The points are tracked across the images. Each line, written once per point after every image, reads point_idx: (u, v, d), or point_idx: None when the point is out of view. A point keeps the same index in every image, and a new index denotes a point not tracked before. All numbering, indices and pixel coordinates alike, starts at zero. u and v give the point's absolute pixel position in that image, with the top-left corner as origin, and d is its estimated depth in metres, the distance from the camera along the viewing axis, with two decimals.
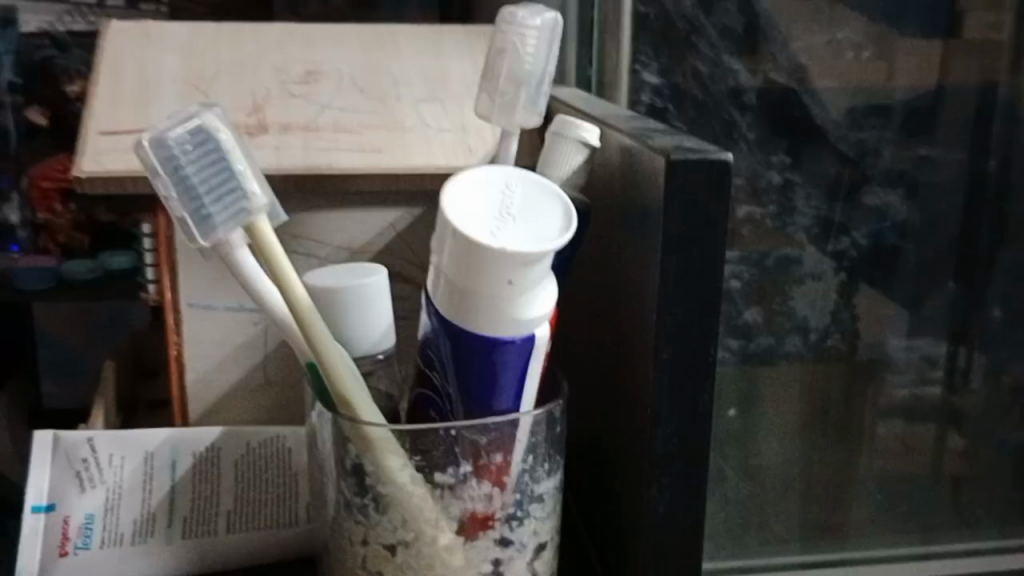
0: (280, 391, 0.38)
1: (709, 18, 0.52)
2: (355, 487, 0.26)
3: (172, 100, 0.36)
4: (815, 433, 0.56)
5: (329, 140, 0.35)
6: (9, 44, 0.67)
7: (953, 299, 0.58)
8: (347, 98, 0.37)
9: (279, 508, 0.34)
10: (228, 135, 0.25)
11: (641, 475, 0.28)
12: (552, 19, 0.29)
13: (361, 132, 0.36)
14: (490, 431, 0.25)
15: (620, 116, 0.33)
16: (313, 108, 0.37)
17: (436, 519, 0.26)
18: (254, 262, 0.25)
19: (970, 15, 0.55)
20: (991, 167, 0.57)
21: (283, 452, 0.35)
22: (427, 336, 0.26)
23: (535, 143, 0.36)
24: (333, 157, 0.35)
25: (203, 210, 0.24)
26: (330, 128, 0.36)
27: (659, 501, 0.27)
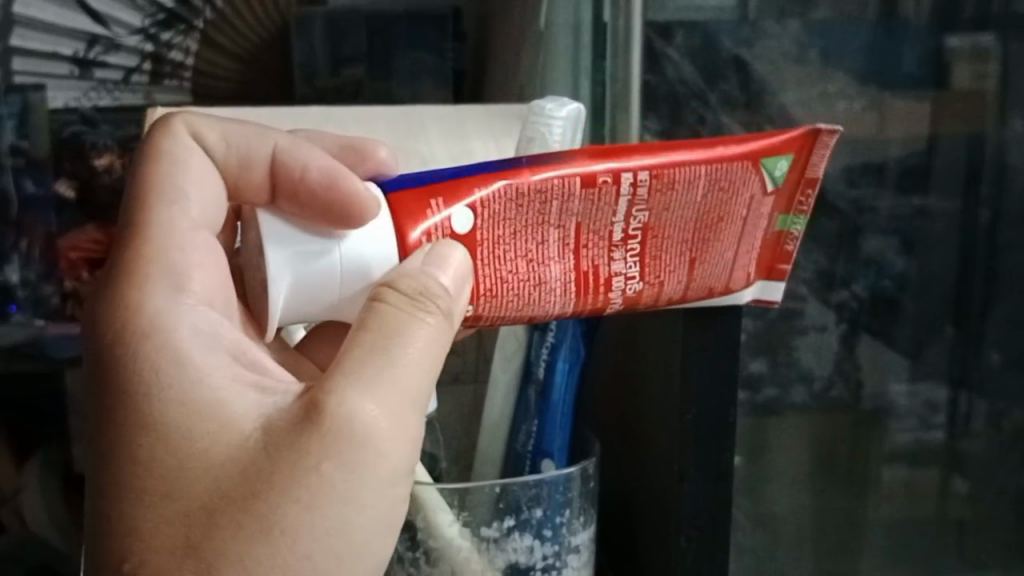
0: (283, 442, 0.33)
1: (711, 88, 0.54)
2: (408, 543, 0.40)
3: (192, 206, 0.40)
4: (825, 480, 0.58)
5: (307, 296, 0.36)
6: (14, 108, 0.65)
7: (951, 347, 0.60)
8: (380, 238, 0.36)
9: (255, 541, 0.31)
10: (291, 263, 0.35)
11: (670, 511, 0.41)
12: (574, 110, 0.40)
13: (341, 295, 0.36)
14: (531, 488, 0.40)
15: (667, 219, 0.38)
16: (321, 264, 0.36)
17: (484, 563, 0.40)
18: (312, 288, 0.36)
19: (958, 68, 0.57)
20: (983, 217, 0.59)
21: (283, 491, 0.32)
22: (522, 409, 0.43)
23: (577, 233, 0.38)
24: (311, 301, 0.36)
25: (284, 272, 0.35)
26: (316, 288, 0.36)
27: (686, 527, 0.40)
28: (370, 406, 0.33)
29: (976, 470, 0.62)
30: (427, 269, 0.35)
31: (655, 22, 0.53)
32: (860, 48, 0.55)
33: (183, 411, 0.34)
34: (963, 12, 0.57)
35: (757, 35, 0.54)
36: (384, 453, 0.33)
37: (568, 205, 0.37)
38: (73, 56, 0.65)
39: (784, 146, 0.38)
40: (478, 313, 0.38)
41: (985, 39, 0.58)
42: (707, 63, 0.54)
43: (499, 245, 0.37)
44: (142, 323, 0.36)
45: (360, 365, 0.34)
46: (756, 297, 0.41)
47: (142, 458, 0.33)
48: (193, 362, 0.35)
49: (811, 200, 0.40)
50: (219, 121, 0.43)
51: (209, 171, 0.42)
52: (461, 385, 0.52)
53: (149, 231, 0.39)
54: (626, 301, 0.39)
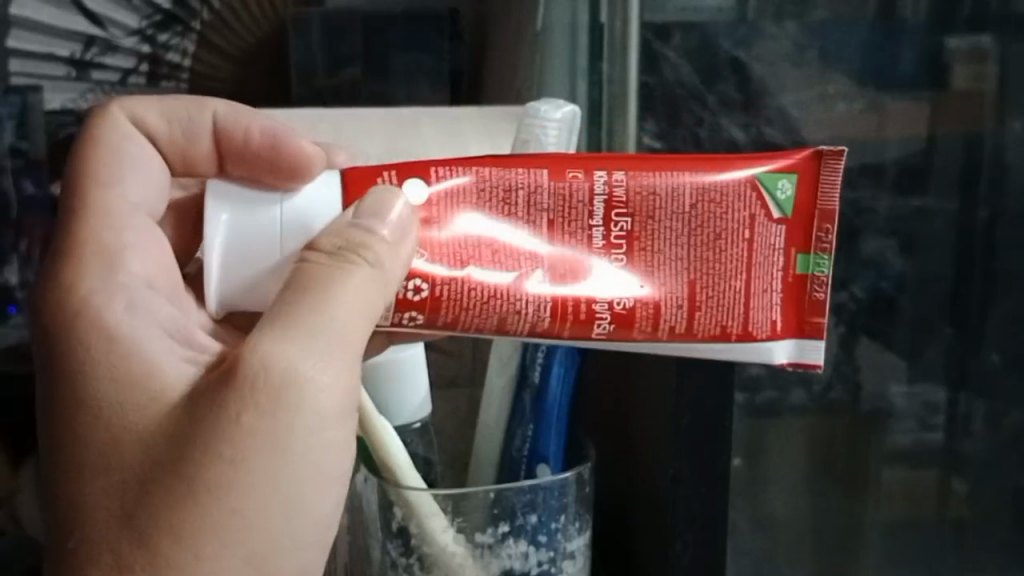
0: (209, 402, 0.35)
1: (709, 89, 0.54)
2: (401, 548, 0.40)
3: (136, 188, 0.44)
4: (824, 481, 0.59)
5: (248, 258, 0.38)
6: (14, 109, 0.65)
7: (949, 347, 0.60)
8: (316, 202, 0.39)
9: (182, 498, 0.34)
10: (237, 223, 0.39)
11: (667, 505, 0.41)
12: (570, 113, 0.40)
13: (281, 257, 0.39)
14: (526, 493, 0.40)
15: (650, 227, 0.40)
16: (261, 225, 0.38)
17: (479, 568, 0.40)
18: (258, 247, 0.38)
19: (955, 68, 0.57)
20: (981, 218, 0.59)
21: (209, 446, 0.34)
22: (516, 413, 0.43)
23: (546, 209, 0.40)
24: (254, 265, 0.39)
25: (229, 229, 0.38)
26: (256, 250, 0.38)
27: (681, 520, 0.40)
28: (289, 352, 0.35)
29: (975, 471, 0.62)
30: (356, 219, 0.37)
31: (653, 23, 0.54)
32: (858, 49, 0.55)
33: (113, 384, 0.37)
34: (961, 12, 0.56)
35: (755, 36, 0.54)
36: (308, 397, 0.36)
37: (536, 198, 0.40)
38: (69, 58, 0.65)
39: (786, 168, 0.41)
40: (435, 295, 0.39)
41: (984, 39, 0.57)
42: (705, 64, 0.54)
43: (461, 231, 0.39)
44: (79, 306, 0.39)
45: (292, 319, 0.36)
46: (790, 357, 0.42)
47: (81, 428, 0.37)
48: (125, 339, 0.39)
49: (831, 237, 0.41)
50: (156, 99, 0.47)
51: (147, 151, 0.46)
52: (457, 389, 0.52)
53: (89, 211, 0.42)
54: (617, 319, 0.40)
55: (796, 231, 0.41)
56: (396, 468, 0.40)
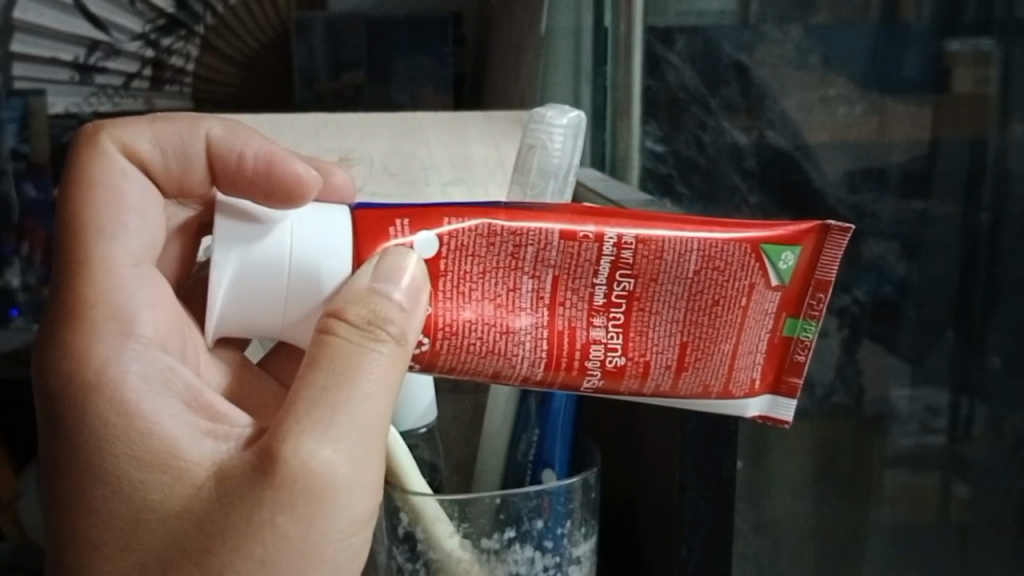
0: (244, 498, 0.29)
1: (712, 93, 0.58)
2: (407, 554, 0.39)
3: (137, 220, 0.35)
4: (826, 486, 0.60)
5: (251, 308, 0.32)
6: (16, 113, 0.68)
7: (952, 353, 0.59)
8: (330, 244, 0.32)
9: None
10: (240, 269, 0.31)
11: (674, 513, 0.40)
12: (575, 118, 0.40)
13: (287, 307, 0.32)
14: (533, 498, 0.39)
15: (669, 289, 0.32)
16: (272, 276, 0.31)
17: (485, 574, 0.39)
18: (264, 299, 0.32)
19: (958, 70, 0.55)
20: (984, 220, 0.57)
21: (250, 548, 0.29)
22: (521, 420, 0.42)
23: (576, 263, 0.32)
24: (257, 316, 0.32)
25: (228, 279, 0.31)
26: (261, 302, 0.32)
27: (687, 524, 0.40)
28: (327, 450, 0.29)
29: (983, 476, 0.61)
30: (377, 288, 0.30)
31: (656, 27, 0.60)
32: (862, 52, 0.55)
33: (137, 467, 0.30)
34: (964, 15, 0.55)
35: (757, 40, 0.56)
36: (346, 502, 0.30)
37: (544, 254, 0.32)
38: (72, 62, 0.71)
39: (791, 237, 0.33)
40: (435, 351, 0.33)
41: (985, 42, 0.55)
42: (707, 68, 0.58)
43: (466, 281, 0.32)
44: (87, 370, 0.31)
45: (300, 408, 0.30)
46: (762, 414, 0.34)
47: (94, 509, 0.30)
48: (144, 409, 0.30)
49: (824, 304, 0.33)
50: (147, 123, 0.36)
51: (148, 191, 0.36)
52: (460, 393, 0.51)
53: (88, 273, 0.33)
54: (607, 375, 0.33)
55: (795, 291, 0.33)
56: (404, 473, 0.39)
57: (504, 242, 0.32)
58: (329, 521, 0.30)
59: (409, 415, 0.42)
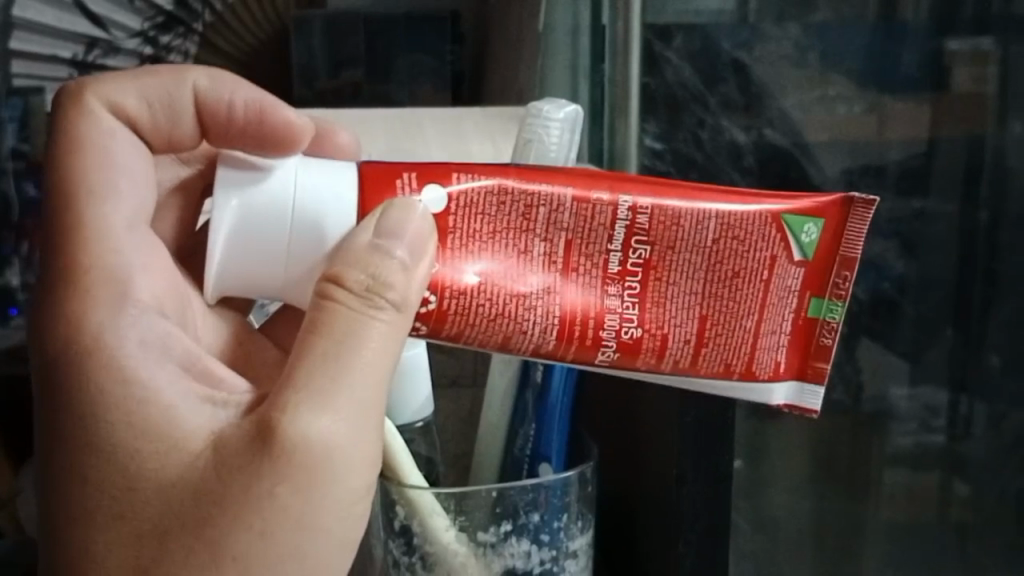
0: (238, 465, 0.31)
1: (710, 90, 0.55)
2: (403, 547, 0.39)
3: (132, 182, 0.38)
4: (825, 485, 0.58)
5: (249, 255, 0.34)
6: None
7: (951, 350, 0.60)
8: (330, 192, 0.34)
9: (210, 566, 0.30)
10: (238, 213, 0.34)
11: (672, 507, 0.40)
12: (572, 113, 0.40)
13: (285, 252, 0.34)
14: (529, 492, 0.39)
15: (683, 262, 0.36)
16: (271, 219, 0.34)
17: (480, 568, 0.39)
18: (261, 244, 0.34)
19: (959, 71, 0.57)
20: (981, 218, 0.59)
21: (244, 513, 0.31)
22: (516, 413, 0.42)
23: (586, 222, 0.36)
24: (255, 264, 0.34)
25: (225, 222, 0.34)
26: (257, 245, 0.34)
27: (685, 518, 0.40)
28: (329, 419, 0.31)
29: (977, 472, 0.62)
30: (378, 244, 0.33)
31: (655, 24, 0.55)
32: (858, 51, 0.55)
33: (132, 437, 0.32)
34: (964, 13, 0.56)
35: (757, 38, 0.54)
36: (343, 472, 0.32)
37: (556, 216, 0.35)
38: (71, 60, 0.64)
39: (812, 211, 0.37)
40: (442, 310, 0.35)
41: (985, 41, 0.57)
42: (706, 65, 0.55)
43: (474, 240, 0.35)
44: (87, 338, 0.33)
45: (308, 370, 0.32)
46: (788, 400, 0.38)
47: (88, 475, 0.32)
48: (143, 376, 0.33)
49: (848, 283, 0.37)
50: (128, 78, 0.39)
51: (136, 146, 0.39)
52: (459, 389, 0.51)
53: (84, 235, 0.35)
54: (622, 348, 0.36)
55: (811, 271, 0.37)
56: (397, 465, 0.39)
57: (507, 200, 0.35)
58: (325, 492, 0.32)
59: (406, 408, 0.42)
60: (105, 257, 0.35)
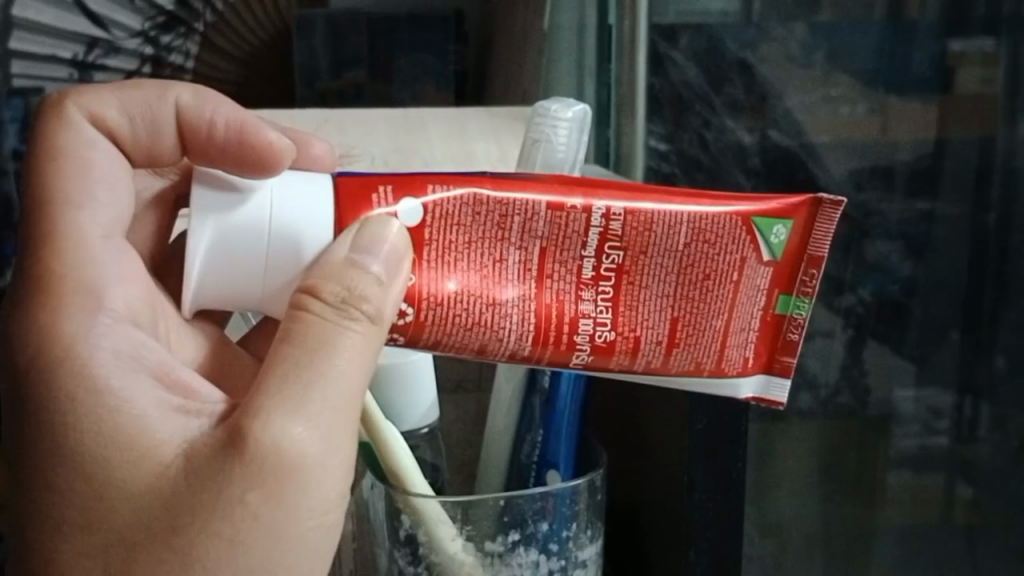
0: (213, 473, 0.28)
1: (717, 91, 0.54)
2: (409, 557, 0.39)
3: (105, 189, 0.35)
4: (831, 487, 0.58)
5: (225, 277, 0.31)
6: None
7: (959, 353, 0.59)
8: (313, 210, 0.31)
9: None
10: (216, 235, 0.30)
11: (681, 520, 0.40)
12: (581, 112, 0.39)
13: (266, 273, 0.31)
14: (537, 501, 0.38)
15: (658, 265, 0.33)
16: (251, 243, 0.31)
17: None
18: (238, 267, 0.31)
19: (960, 73, 0.56)
20: (991, 221, 0.57)
21: (218, 520, 0.28)
22: (522, 420, 0.42)
23: (560, 229, 0.32)
24: (233, 286, 0.31)
25: (201, 245, 0.30)
26: (236, 267, 0.31)
27: (694, 531, 0.39)
28: (297, 429, 0.29)
29: (988, 478, 0.61)
30: (352, 260, 0.30)
31: (660, 25, 0.54)
32: (869, 50, 0.54)
33: (109, 448, 0.29)
34: (973, 12, 0.55)
35: (762, 37, 0.54)
36: (313, 484, 0.29)
37: (532, 225, 0.32)
38: (72, 60, 0.55)
39: (781, 212, 0.33)
40: (420, 322, 0.32)
41: (989, 42, 0.56)
42: (712, 65, 0.54)
43: (450, 251, 0.32)
44: (56, 342, 0.30)
45: (272, 388, 0.29)
46: (755, 394, 0.35)
47: (56, 485, 0.29)
48: (111, 386, 0.30)
49: (816, 281, 0.34)
50: (113, 89, 0.36)
51: (115, 159, 0.36)
52: (464, 393, 0.51)
53: (63, 245, 0.32)
54: (596, 352, 0.33)
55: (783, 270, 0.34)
56: (402, 474, 0.38)
57: (488, 209, 0.32)
58: (299, 501, 0.29)
59: (410, 414, 0.41)
60: (74, 261, 0.32)
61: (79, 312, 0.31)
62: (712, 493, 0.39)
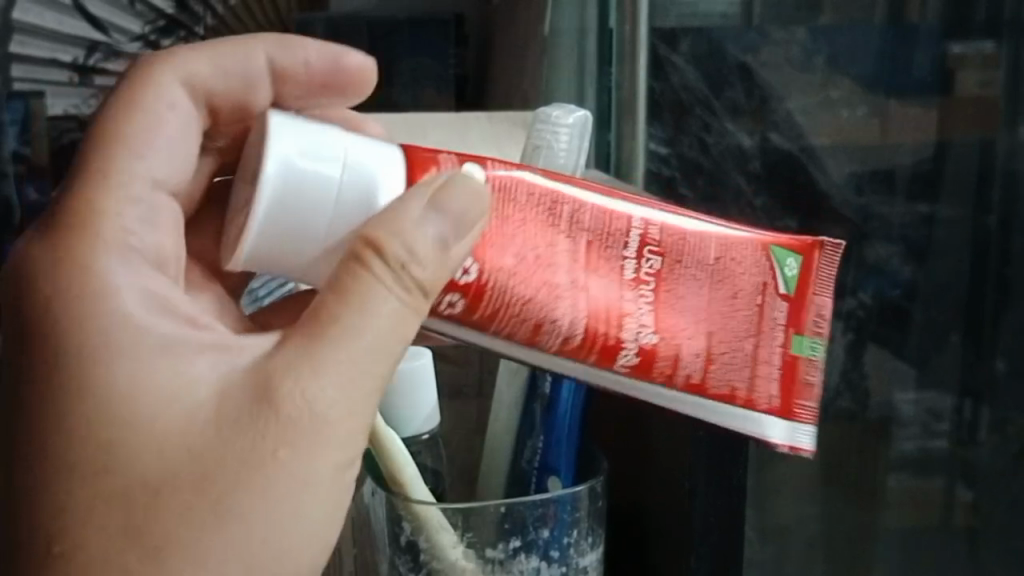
0: (246, 425, 0.28)
1: (718, 95, 0.55)
2: (410, 563, 0.39)
3: (151, 140, 0.34)
4: (833, 492, 0.59)
5: (290, 223, 0.30)
6: None
7: (961, 356, 0.59)
8: (379, 166, 0.31)
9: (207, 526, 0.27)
10: (296, 175, 0.30)
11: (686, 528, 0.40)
12: (582, 118, 0.40)
13: (332, 222, 0.30)
14: (538, 507, 0.38)
15: (689, 276, 0.33)
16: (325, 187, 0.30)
17: None
18: (308, 210, 0.30)
19: (959, 77, 0.56)
20: (992, 224, 0.57)
21: (250, 464, 0.28)
22: (523, 427, 0.42)
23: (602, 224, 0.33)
24: (293, 235, 0.30)
25: (281, 184, 0.29)
26: (305, 213, 0.30)
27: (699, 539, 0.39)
28: (322, 388, 0.28)
29: (987, 480, 0.60)
30: (425, 215, 0.29)
31: (663, 28, 0.56)
32: (871, 53, 0.54)
33: (133, 384, 0.28)
34: (975, 16, 0.55)
35: (763, 41, 0.54)
36: (340, 443, 0.29)
37: (580, 216, 0.33)
38: (72, 64, 0.51)
39: (795, 247, 0.34)
40: (479, 292, 0.32)
41: (989, 45, 0.56)
42: (712, 70, 0.55)
43: (501, 229, 0.32)
44: (73, 277, 0.30)
45: (320, 350, 0.29)
46: (782, 439, 0.33)
47: (72, 427, 0.28)
48: (138, 331, 0.30)
49: (829, 321, 0.34)
50: (205, 52, 0.37)
51: (177, 112, 0.35)
52: (466, 399, 0.51)
53: (98, 184, 0.32)
54: (641, 357, 0.32)
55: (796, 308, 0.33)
56: (402, 480, 0.38)
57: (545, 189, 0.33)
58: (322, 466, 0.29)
59: (411, 420, 0.41)
60: (106, 208, 0.32)
61: (107, 261, 0.31)
62: (717, 501, 0.39)
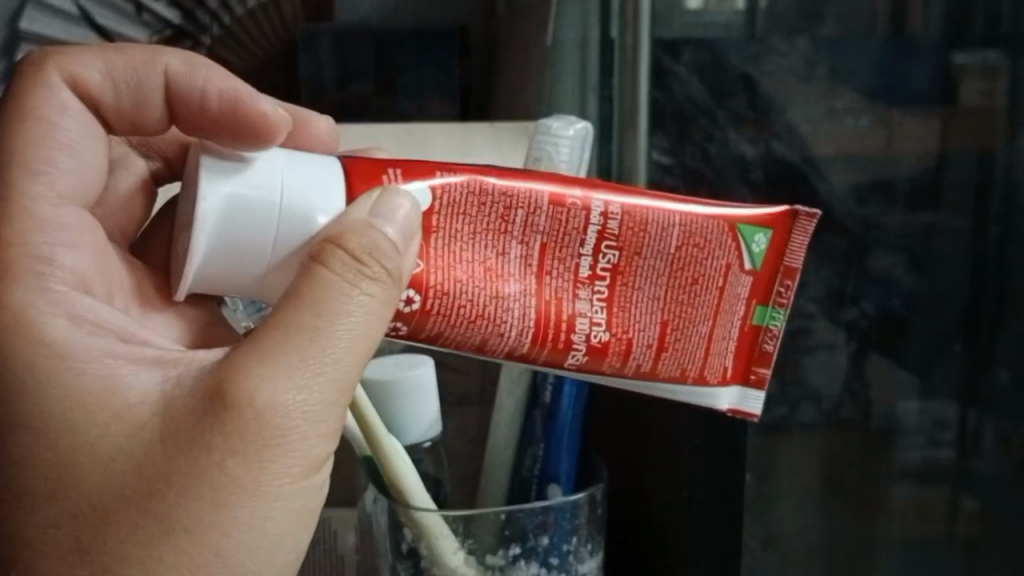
0: (187, 439, 0.31)
1: (720, 105, 0.53)
2: (410, 568, 0.39)
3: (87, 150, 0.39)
4: (837, 499, 0.58)
5: (230, 251, 0.33)
6: None
7: (960, 366, 0.59)
8: (315, 191, 0.34)
9: (147, 545, 0.31)
10: (226, 208, 0.33)
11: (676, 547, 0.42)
12: (584, 128, 0.40)
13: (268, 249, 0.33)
14: (538, 515, 0.39)
15: (643, 267, 0.37)
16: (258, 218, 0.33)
17: None
18: (240, 244, 0.33)
19: (966, 85, 0.56)
20: (992, 234, 0.58)
21: (199, 476, 0.31)
22: (525, 435, 0.42)
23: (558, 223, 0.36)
24: (230, 261, 0.33)
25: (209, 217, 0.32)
26: (236, 244, 0.33)
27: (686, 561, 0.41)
28: (292, 393, 0.31)
29: (989, 488, 0.61)
30: (372, 221, 0.32)
31: (663, 39, 0.53)
32: (869, 66, 0.55)
33: (66, 406, 0.32)
34: (974, 29, 0.56)
35: (765, 52, 0.53)
36: (299, 449, 0.32)
37: (534, 221, 0.36)
38: None
39: (765, 222, 0.38)
40: (426, 315, 0.35)
41: (993, 55, 0.57)
42: (716, 81, 0.53)
43: (456, 240, 0.35)
44: (8, 318, 0.33)
45: (267, 346, 0.31)
46: (733, 405, 0.39)
47: (20, 458, 0.32)
48: (74, 351, 0.33)
49: (791, 292, 0.39)
50: (94, 52, 0.39)
51: (88, 128, 0.39)
52: (467, 407, 0.52)
53: (12, 211, 0.35)
54: (591, 352, 0.37)
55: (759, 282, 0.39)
56: (400, 488, 0.38)
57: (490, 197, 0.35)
58: (270, 467, 0.31)
59: (414, 427, 0.42)
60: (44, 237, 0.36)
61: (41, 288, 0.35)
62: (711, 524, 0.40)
